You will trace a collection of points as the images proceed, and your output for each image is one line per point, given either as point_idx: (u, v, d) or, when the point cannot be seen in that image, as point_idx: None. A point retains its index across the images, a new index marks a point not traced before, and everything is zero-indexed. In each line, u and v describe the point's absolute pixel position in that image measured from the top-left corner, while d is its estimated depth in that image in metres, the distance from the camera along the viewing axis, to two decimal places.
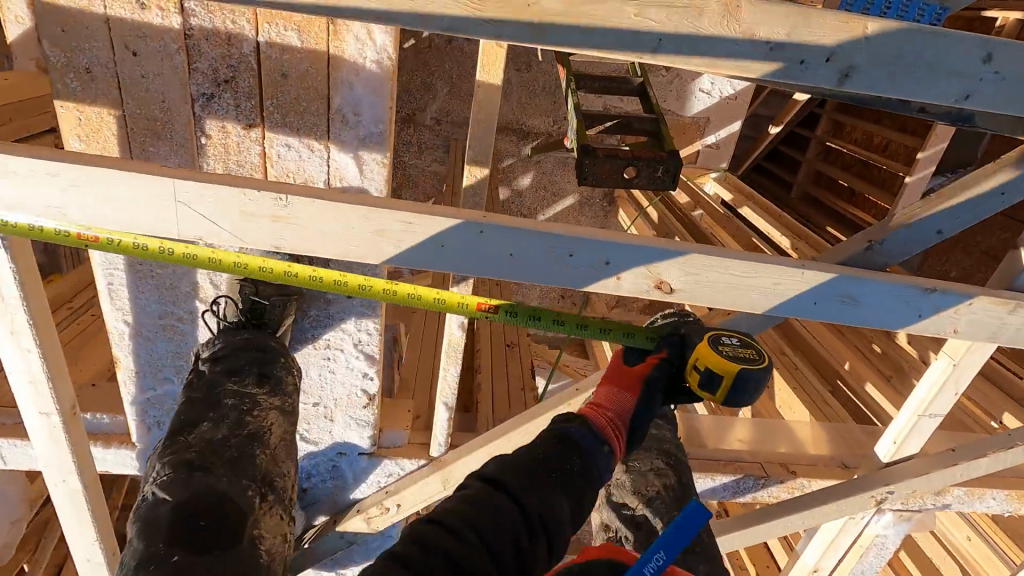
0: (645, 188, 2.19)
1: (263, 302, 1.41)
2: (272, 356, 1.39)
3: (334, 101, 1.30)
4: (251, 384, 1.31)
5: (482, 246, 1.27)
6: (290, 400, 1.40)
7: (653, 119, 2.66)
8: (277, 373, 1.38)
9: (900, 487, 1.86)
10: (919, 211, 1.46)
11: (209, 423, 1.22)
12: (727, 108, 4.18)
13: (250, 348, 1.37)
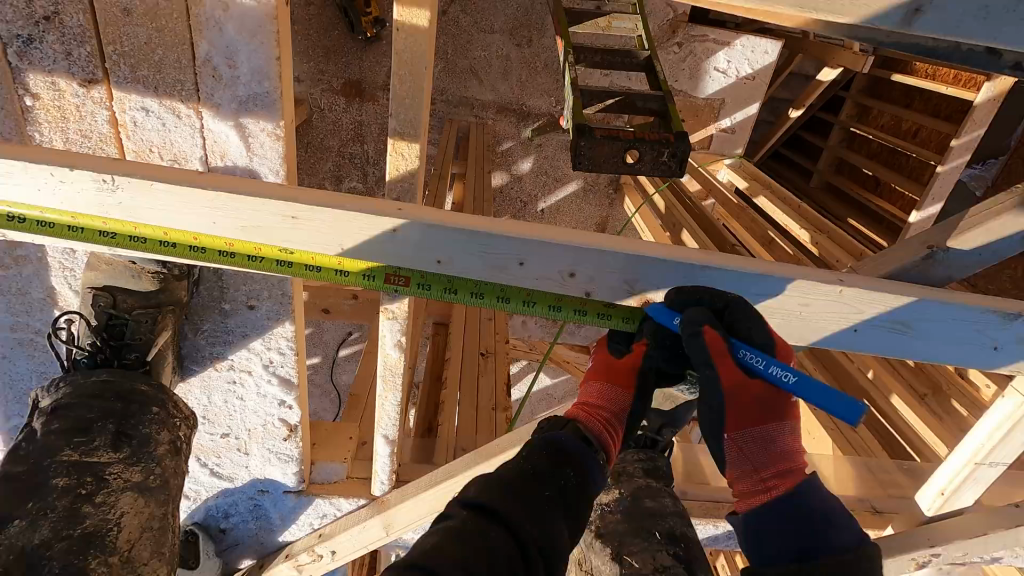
0: (649, 175, 1.82)
1: (124, 318, 1.09)
2: (136, 408, 1.07)
3: (199, 48, 0.95)
4: (99, 452, 1.00)
5: (403, 247, 1.00)
6: (158, 469, 1.08)
7: (661, 95, 2.28)
8: (142, 432, 1.06)
9: (944, 546, 1.52)
10: (1005, 207, 1.03)
11: (23, 522, 0.90)
12: (744, 89, 3.78)
13: (106, 394, 1.05)
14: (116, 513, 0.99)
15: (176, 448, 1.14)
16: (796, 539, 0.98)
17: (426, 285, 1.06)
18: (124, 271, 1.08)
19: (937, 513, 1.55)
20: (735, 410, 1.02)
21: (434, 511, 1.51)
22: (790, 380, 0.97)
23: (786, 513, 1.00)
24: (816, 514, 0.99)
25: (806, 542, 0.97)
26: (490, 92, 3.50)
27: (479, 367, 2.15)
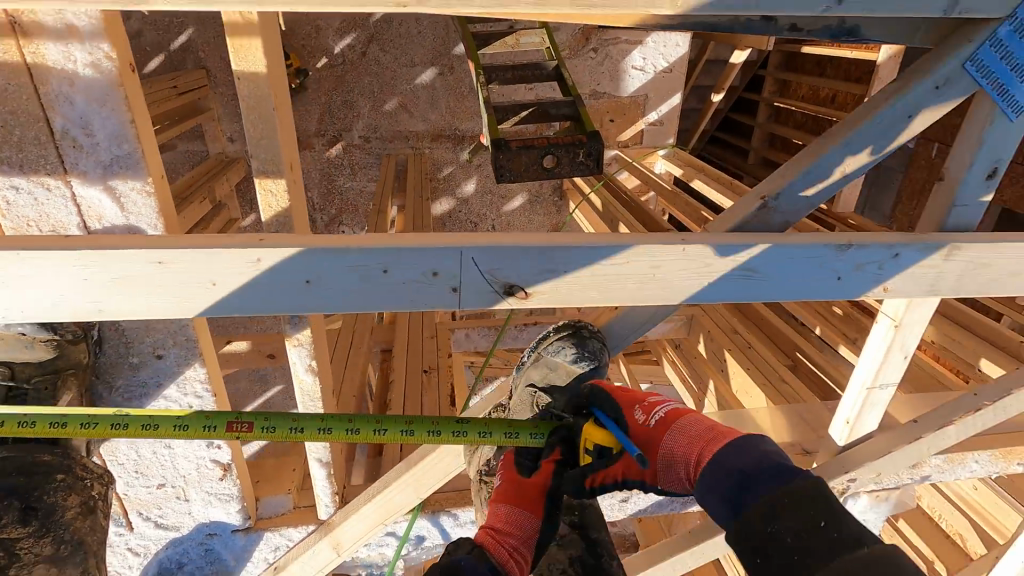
0: (571, 176, 1.95)
1: (23, 387, 1.14)
2: (39, 478, 1.12)
3: (54, 122, 1.03)
4: (9, 526, 1.05)
5: (313, 296, 1.04)
6: (72, 533, 1.13)
7: (570, 102, 2.43)
8: (47, 502, 1.11)
9: (861, 472, 1.62)
10: (814, 153, 1.18)
11: None
12: (666, 81, 3.99)
13: (8, 469, 1.10)
14: None
15: (88, 508, 1.19)
16: (727, 497, 0.93)
17: (270, 426, 1.13)
18: (16, 342, 1.10)
19: (849, 441, 1.65)
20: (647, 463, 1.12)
21: (377, 525, 1.52)
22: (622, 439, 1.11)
23: (710, 489, 0.96)
24: (735, 475, 0.93)
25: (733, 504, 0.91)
26: (423, 122, 3.62)
27: (424, 384, 2.22)
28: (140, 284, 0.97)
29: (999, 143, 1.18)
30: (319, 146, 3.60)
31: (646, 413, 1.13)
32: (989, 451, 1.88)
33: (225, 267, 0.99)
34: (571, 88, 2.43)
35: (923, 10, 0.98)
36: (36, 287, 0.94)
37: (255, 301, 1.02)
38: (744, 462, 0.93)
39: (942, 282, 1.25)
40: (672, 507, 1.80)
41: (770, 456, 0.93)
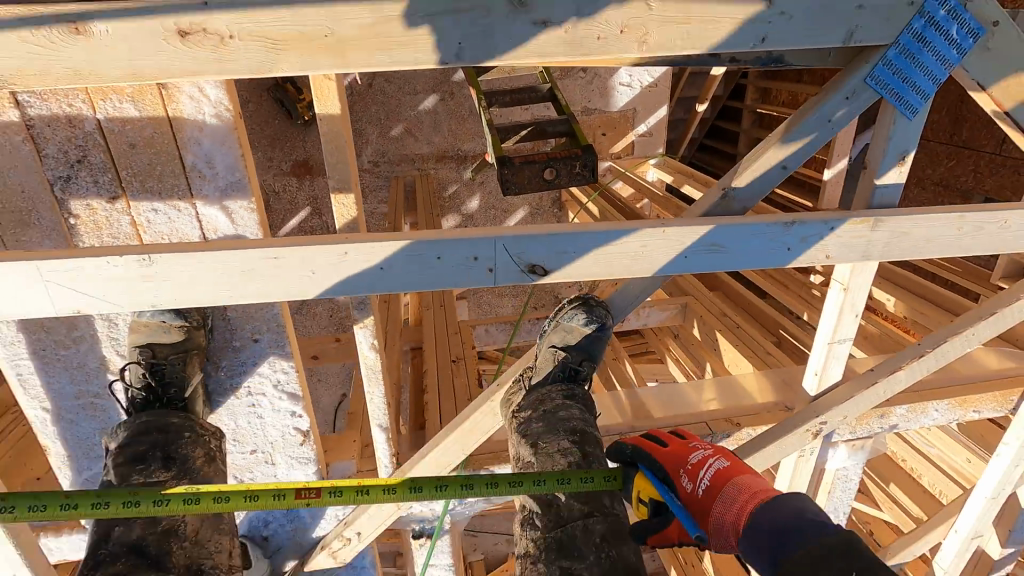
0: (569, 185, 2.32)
1: (162, 363, 1.45)
2: (174, 435, 1.42)
3: (186, 158, 1.37)
4: (158, 472, 1.34)
5: (385, 280, 1.37)
6: (202, 475, 1.43)
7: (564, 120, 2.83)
8: (183, 453, 1.41)
9: (832, 416, 1.90)
10: (761, 154, 1.52)
11: (120, 525, 1.26)
12: (652, 96, 4.41)
13: (151, 429, 1.41)
14: (179, 515, 1.37)
15: (210, 457, 1.48)
16: (768, 553, 1.07)
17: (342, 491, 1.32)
18: (157, 328, 1.47)
19: (820, 391, 1.95)
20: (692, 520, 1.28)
21: (430, 479, 1.83)
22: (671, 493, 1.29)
23: (751, 545, 1.11)
24: (782, 531, 1.08)
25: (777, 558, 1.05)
26: (428, 145, 4.01)
27: (453, 372, 2.54)
28: (258, 274, 1.30)
29: (904, 138, 1.53)
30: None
31: (693, 480, 1.27)
32: (945, 399, 2.18)
33: (321, 259, 1.32)
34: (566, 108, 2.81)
35: (827, 42, 1.33)
36: (187, 280, 1.28)
37: (340, 284, 1.35)
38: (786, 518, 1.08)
39: (873, 247, 1.57)
40: None
41: (805, 515, 1.09)
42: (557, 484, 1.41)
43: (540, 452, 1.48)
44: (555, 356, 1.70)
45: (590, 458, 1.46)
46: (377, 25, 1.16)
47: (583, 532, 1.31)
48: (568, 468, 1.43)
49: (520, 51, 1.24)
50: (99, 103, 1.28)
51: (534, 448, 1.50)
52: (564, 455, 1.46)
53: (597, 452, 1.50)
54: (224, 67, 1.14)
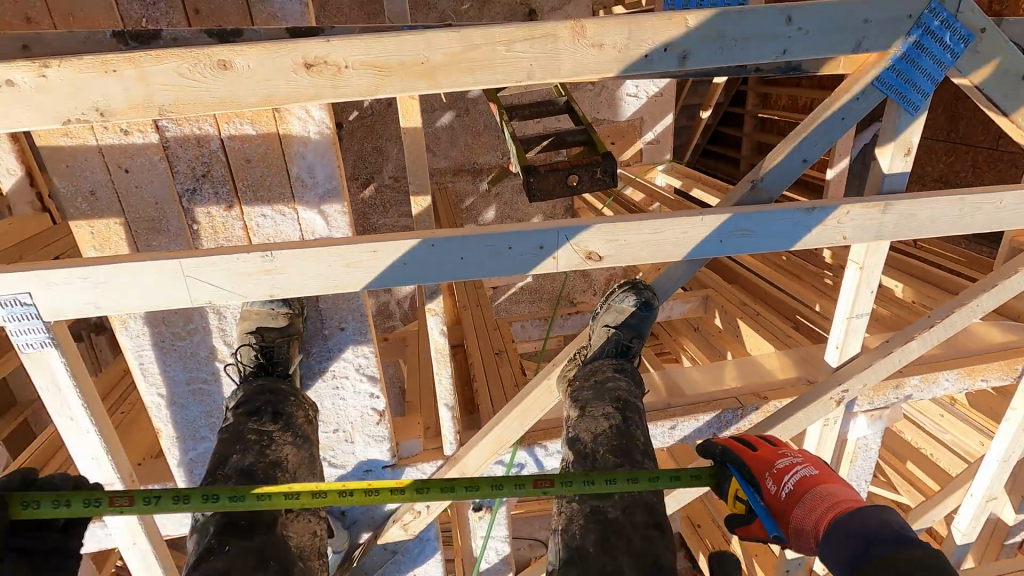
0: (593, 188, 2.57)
1: (270, 345, 1.68)
2: (282, 397, 1.64)
3: (292, 169, 1.60)
4: (268, 422, 1.54)
5: (464, 267, 1.59)
6: (301, 431, 1.61)
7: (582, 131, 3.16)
8: (288, 411, 1.62)
9: (853, 384, 2.09)
10: (784, 149, 1.74)
11: (238, 453, 1.42)
12: (656, 106, 4.66)
13: (264, 390, 1.63)
14: (282, 453, 1.50)
15: (308, 419, 1.68)
16: (842, 552, 1.28)
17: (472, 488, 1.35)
18: (267, 315, 1.71)
19: (841, 362, 2.14)
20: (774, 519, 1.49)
21: (492, 454, 2.00)
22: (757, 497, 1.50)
23: (825, 544, 1.32)
24: (857, 537, 1.28)
25: (851, 560, 1.26)
26: (446, 159, 4.34)
27: (498, 363, 2.75)
28: (358, 262, 1.52)
29: (908, 132, 1.75)
30: (355, 188, 4.20)
31: (778, 484, 1.49)
32: (954, 370, 2.39)
33: (410, 250, 1.54)
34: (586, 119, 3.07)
35: (839, 50, 1.55)
36: (301, 272, 1.50)
37: (428, 271, 1.57)
38: (865, 526, 1.27)
39: (885, 228, 1.78)
40: (710, 431, 2.31)
41: (884, 526, 1.28)
42: (597, 442, 1.59)
43: (586, 414, 1.68)
44: (607, 334, 1.94)
45: (629, 421, 1.65)
46: (462, 54, 1.40)
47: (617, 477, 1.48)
48: (608, 428, 1.62)
49: (580, 70, 1.46)
50: (223, 125, 1.52)
51: (581, 408, 1.70)
52: (607, 417, 1.66)
53: (637, 416, 1.70)
54: (339, 92, 1.38)
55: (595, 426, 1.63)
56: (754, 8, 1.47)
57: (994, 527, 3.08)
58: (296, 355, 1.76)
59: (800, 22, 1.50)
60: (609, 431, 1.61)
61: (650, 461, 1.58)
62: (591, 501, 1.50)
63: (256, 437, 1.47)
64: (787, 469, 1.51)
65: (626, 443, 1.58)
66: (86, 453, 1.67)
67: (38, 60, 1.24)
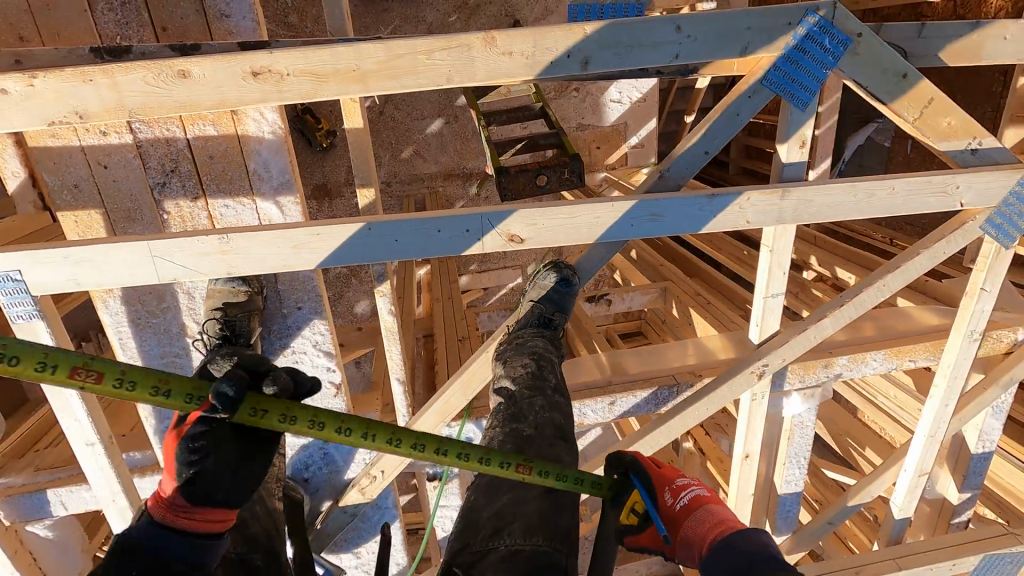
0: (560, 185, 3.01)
1: (233, 318, 1.89)
2: None
3: (250, 165, 1.83)
4: None
5: (400, 249, 1.81)
6: None
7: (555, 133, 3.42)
8: None
9: (773, 359, 2.27)
10: (688, 143, 1.95)
11: None
12: (640, 111, 4.93)
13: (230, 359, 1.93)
14: None
15: None
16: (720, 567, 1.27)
17: (420, 446, 1.43)
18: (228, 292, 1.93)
19: (763, 339, 2.32)
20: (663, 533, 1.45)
21: (441, 421, 2.19)
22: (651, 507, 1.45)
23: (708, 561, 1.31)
24: (739, 555, 1.27)
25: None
26: (435, 165, 4.61)
27: (459, 348, 2.99)
28: (299, 241, 1.73)
29: (801, 126, 1.94)
30: (348, 194, 4.45)
31: (673, 496, 1.45)
32: (880, 350, 2.54)
33: (351, 234, 1.76)
34: (553, 122, 3.32)
35: (725, 55, 1.76)
36: (254, 253, 1.73)
37: (369, 250, 1.79)
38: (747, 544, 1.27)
39: (784, 212, 1.98)
40: (647, 406, 2.50)
41: (766, 546, 1.27)
42: (513, 381, 1.90)
43: (506, 365, 1.97)
44: (530, 308, 2.23)
45: (542, 366, 1.97)
46: (392, 63, 1.63)
47: (530, 406, 1.80)
48: (522, 372, 1.92)
49: (492, 75, 1.69)
50: (189, 126, 1.75)
51: (502, 362, 1.99)
52: (523, 363, 1.95)
53: (548, 367, 2.01)
54: (282, 95, 1.62)
55: (513, 372, 1.93)
56: (645, 18, 1.68)
57: (941, 505, 3.22)
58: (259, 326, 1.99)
59: (687, 30, 1.71)
60: (525, 373, 1.91)
61: (560, 395, 1.91)
62: (509, 424, 1.76)
63: None
64: (684, 486, 1.48)
65: (538, 381, 1.89)
66: (69, 416, 1.83)
67: (27, 73, 1.49)
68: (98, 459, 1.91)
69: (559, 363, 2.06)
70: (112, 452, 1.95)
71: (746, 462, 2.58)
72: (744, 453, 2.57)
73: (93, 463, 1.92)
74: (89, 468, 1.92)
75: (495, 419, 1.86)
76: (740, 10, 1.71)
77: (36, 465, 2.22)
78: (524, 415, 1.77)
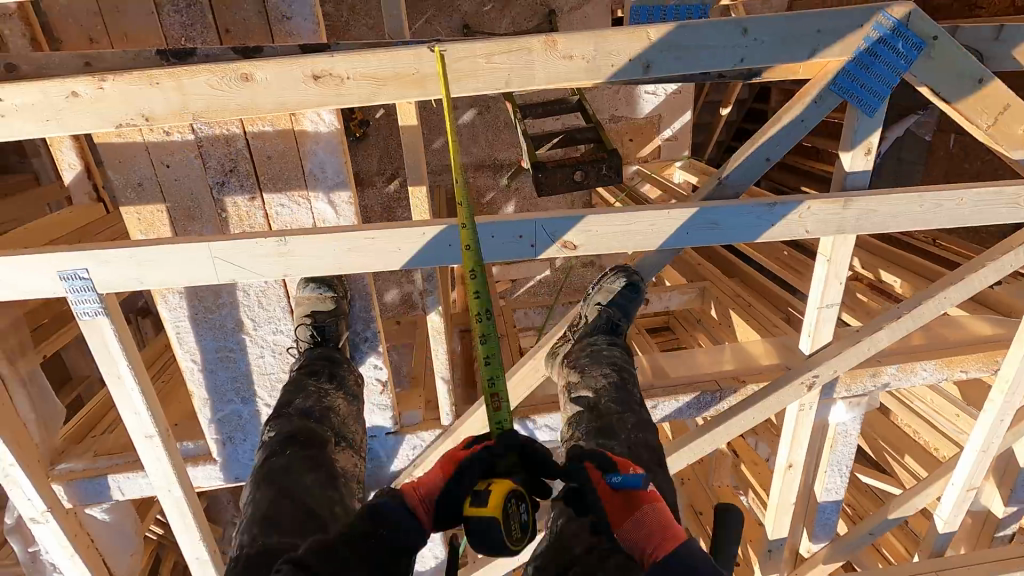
0: (598, 181, 2.97)
1: (322, 324, 1.92)
2: (336, 364, 1.93)
3: (306, 164, 1.83)
4: (326, 382, 1.86)
5: (451, 254, 1.80)
6: (352, 389, 1.94)
7: (592, 128, 3.36)
8: (344, 373, 1.94)
9: (824, 369, 2.23)
10: (748, 149, 1.91)
11: (300, 398, 1.78)
12: (676, 103, 4.83)
13: (321, 358, 1.92)
14: (335, 404, 1.83)
15: (357, 380, 1.99)
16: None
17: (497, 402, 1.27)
18: (309, 298, 1.95)
19: (814, 350, 2.29)
20: (614, 516, 1.46)
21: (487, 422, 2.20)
22: (616, 479, 1.45)
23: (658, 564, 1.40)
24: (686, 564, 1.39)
25: None
26: (468, 156, 4.60)
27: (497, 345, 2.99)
28: (355, 245, 1.75)
29: (867, 133, 1.88)
30: (380, 183, 4.44)
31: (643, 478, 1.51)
32: (932, 360, 2.46)
33: (403, 238, 1.76)
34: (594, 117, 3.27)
35: (793, 60, 1.71)
36: (311, 254, 1.74)
37: (419, 251, 1.78)
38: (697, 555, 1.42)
39: (845, 221, 1.92)
40: (690, 411, 2.47)
41: (702, 558, 1.43)
42: (597, 393, 1.90)
43: (584, 375, 1.96)
44: (597, 310, 2.21)
45: (624, 380, 1.97)
46: (451, 65, 1.61)
47: (618, 423, 1.80)
48: (605, 385, 1.91)
49: (553, 78, 1.66)
50: (249, 126, 1.77)
51: (580, 371, 1.98)
52: (603, 375, 1.95)
53: (630, 379, 2.01)
54: (343, 98, 1.62)
55: (593, 382, 1.93)
56: (712, 21, 1.63)
57: (984, 519, 3.15)
58: (343, 326, 1.99)
59: (756, 34, 1.66)
60: (608, 388, 1.91)
61: (644, 409, 1.91)
62: (598, 441, 1.75)
63: (316, 396, 1.79)
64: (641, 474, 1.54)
65: (623, 396, 1.89)
66: (130, 409, 1.88)
67: (96, 75, 1.51)
68: (157, 451, 1.96)
69: (635, 374, 2.05)
70: (169, 444, 1.98)
71: (788, 471, 2.55)
72: (787, 462, 2.54)
73: (151, 455, 1.96)
74: (147, 458, 1.97)
75: (577, 433, 1.84)
76: (807, 12, 1.66)
77: (95, 450, 2.28)
78: (615, 434, 1.76)
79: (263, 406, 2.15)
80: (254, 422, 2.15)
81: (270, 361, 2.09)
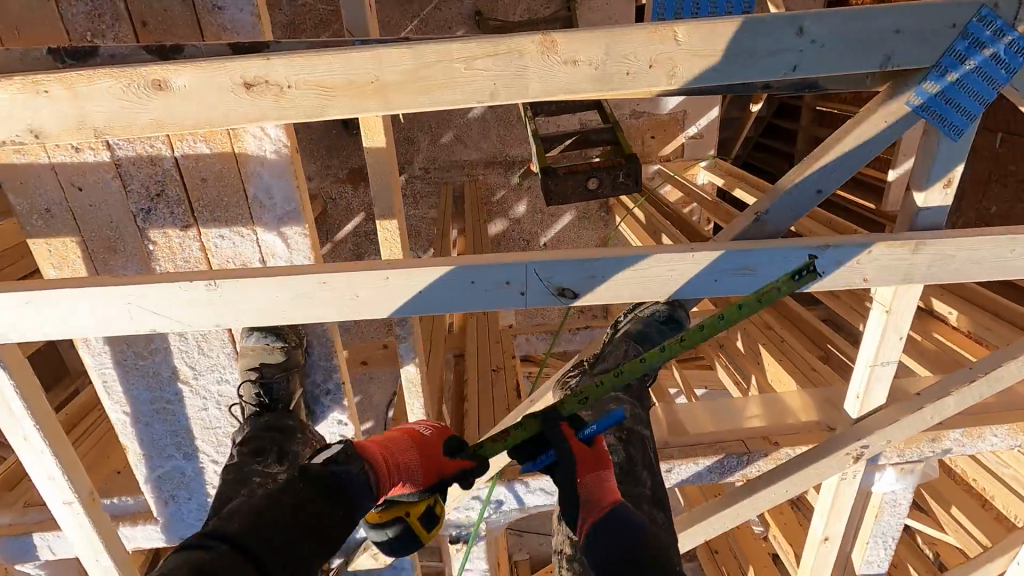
0: (613, 191, 2.58)
1: (269, 382, 1.63)
2: (288, 438, 1.62)
3: (249, 189, 1.51)
4: (273, 464, 1.51)
5: (423, 303, 1.47)
6: None
7: (608, 129, 2.98)
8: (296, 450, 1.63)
9: (875, 439, 1.86)
10: (795, 178, 1.54)
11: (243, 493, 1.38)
12: (701, 98, 4.40)
13: (271, 429, 1.60)
14: None
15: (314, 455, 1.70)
16: (616, 535, 1.30)
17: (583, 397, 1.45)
18: (259, 349, 1.65)
19: (862, 414, 1.90)
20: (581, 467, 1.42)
21: None
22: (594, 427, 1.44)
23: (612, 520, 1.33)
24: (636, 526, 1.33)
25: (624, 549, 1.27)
26: (478, 152, 4.23)
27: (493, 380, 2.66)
28: (304, 291, 1.42)
29: (948, 160, 1.49)
30: None
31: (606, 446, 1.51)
32: (1004, 425, 2.06)
33: (363, 283, 1.43)
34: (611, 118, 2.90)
35: (861, 68, 1.32)
36: (248, 302, 1.41)
37: (382, 300, 1.45)
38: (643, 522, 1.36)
39: (915, 270, 1.54)
40: (710, 476, 2.11)
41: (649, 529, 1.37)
42: None
43: None
44: (622, 347, 1.86)
45: (634, 457, 1.63)
46: (421, 70, 1.26)
47: None
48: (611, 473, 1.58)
49: (551, 88, 1.30)
50: (176, 142, 1.45)
51: None
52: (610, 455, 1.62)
53: (640, 445, 1.68)
54: (284, 113, 1.28)
55: None
56: (758, 17, 1.26)
57: None
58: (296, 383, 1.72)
59: (814, 34, 1.28)
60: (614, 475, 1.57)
61: (660, 509, 1.56)
62: None
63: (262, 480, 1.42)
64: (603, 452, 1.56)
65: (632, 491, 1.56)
66: (44, 473, 1.61)
67: None
68: (78, 519, 1.69)
69: (652, 442, 1.72)
70: (94, 509, 1.72)
71: (823, 545, 2.18)
72: (822, 534, 2.17)
73: (71, 521, 1.71)
74: (67, 526, 1.71)
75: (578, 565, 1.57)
76: (880, 7, 1.28)
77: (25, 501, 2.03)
78: None
79: (208, 462, 1.88)
80: (199, 480, 1.90)
81: (215, 414, 1.80)
